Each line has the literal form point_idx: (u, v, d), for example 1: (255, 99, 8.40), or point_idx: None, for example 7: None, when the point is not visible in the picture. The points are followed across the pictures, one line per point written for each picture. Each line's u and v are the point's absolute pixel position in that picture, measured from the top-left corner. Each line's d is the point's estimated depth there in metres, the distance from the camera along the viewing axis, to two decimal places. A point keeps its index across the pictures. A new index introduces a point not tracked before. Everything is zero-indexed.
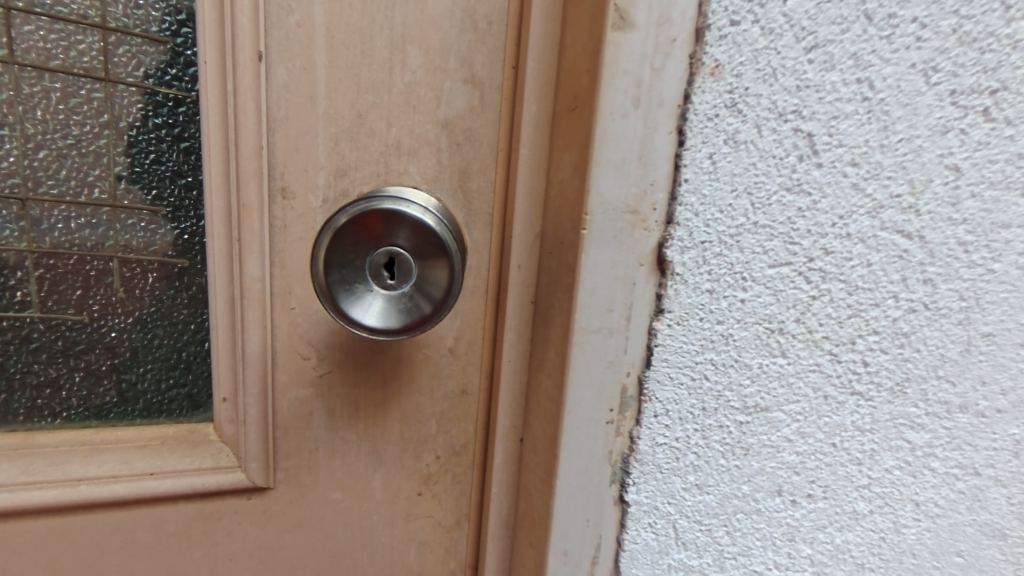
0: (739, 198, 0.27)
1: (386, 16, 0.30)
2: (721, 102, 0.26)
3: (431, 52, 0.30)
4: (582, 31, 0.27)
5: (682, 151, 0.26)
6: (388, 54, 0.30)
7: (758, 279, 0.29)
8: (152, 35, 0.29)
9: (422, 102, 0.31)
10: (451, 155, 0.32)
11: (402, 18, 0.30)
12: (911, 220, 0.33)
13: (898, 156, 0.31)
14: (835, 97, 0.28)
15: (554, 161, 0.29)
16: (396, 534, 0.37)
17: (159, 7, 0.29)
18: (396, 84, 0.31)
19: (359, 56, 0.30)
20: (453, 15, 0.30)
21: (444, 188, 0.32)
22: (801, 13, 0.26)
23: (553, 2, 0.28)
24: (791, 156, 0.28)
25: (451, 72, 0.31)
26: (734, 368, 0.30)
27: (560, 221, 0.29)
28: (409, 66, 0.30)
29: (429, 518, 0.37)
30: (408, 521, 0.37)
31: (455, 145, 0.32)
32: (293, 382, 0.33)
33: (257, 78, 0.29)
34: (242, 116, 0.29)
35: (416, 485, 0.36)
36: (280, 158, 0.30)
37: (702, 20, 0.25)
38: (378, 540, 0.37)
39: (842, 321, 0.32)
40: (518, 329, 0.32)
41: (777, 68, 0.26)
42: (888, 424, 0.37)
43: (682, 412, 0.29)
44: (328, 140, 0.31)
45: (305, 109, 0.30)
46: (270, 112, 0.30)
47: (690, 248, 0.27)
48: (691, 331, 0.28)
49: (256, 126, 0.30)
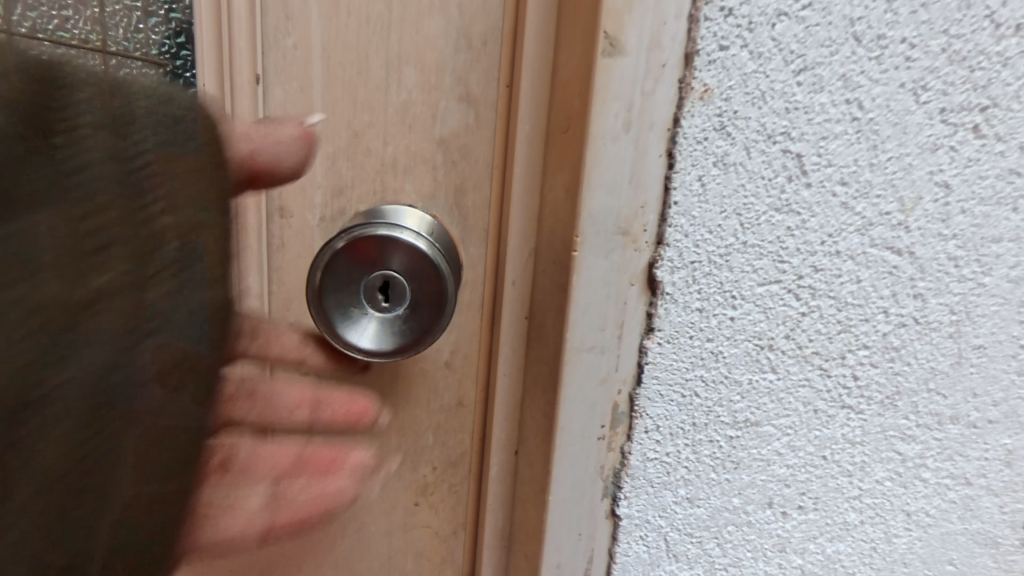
0: (729, 218, 0.28)
1: (381, 37, 0.30)
2: (710, 126, 0.26)
3: (426, 72, 0.31)
4: (574, 54, 0.27)
5: (672, 173, 0.27)
6: (384, 73, 0.31)
7: (748, 297, 0.29)
8: (151, 58, 0.29)
9: (417, 120, 0.32)
10: (446, 172, 0.32)
11: (398, 39, 0.30)
12: (901, 236, 0.33)
13: (888, 174, 0.31)
14: (824, 118, 0.29)
15: (547, 181, 0.30)
16: (394, 544, 0.38)
17: (159, 30, 0.29)
18: (391, 102, 0.31)
19: (355, 75, 0.31)
20: (448, 35, 0.31)
21: (440, 205, 0.33)
22: (789, 37, 0.27)
23: (547, 23, 0.29)
24: (780, 176, 0.28)
25: (446, 90, 0.31)
26: (724, 384, 0.30)
27: (553, 241, 0.29)
28: (404, 85, 0.31)
29: (426, 528, 0.38)
30: (405, 531, 0.37)
31: (451, 162, 0.32)
32: (291, 395, 0.34)
33: (255, 98, 0.30)
34: None
35: (413, 495, 0.37)
36: None
37: (692, 44, 0.26)
38: (376, 550, 0.38)
39: (831, 336, 0.33)
40: (512, 344, 0.33)
41: (766, 91, 0.27)
42: (879, 437, 0.37)
43: (673, 427, 0.30)
44: (324, 159, 0.31)
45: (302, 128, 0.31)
46: None
47: (680, 268, 0.28)
48: (681, 349, 0.29)
49: None
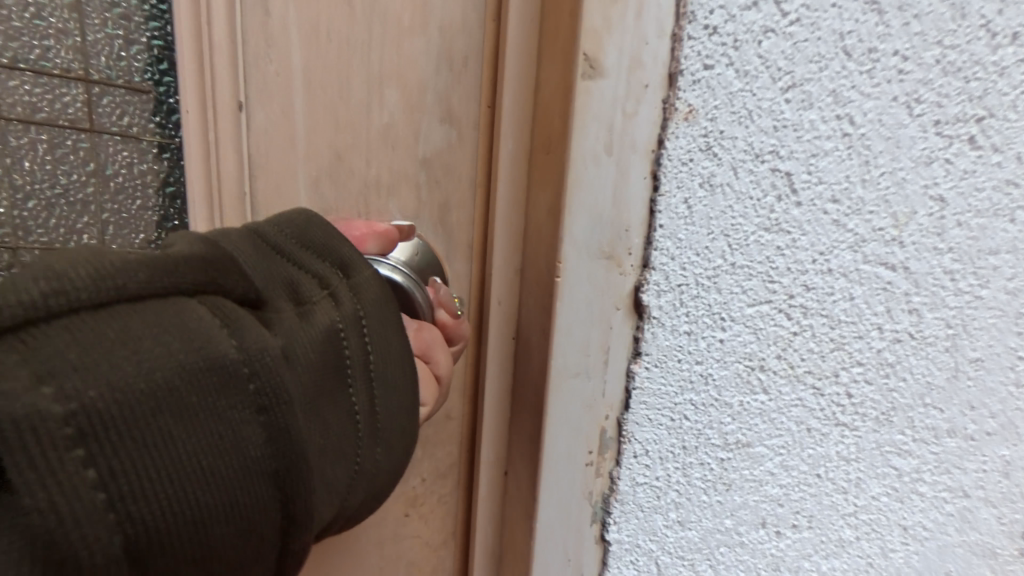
0: (717, 240, 0.27)
1: (363, 57, 0.29)
2: (696, 146, 0.26)
3: (409, 91, 0.30)
4: (555, 74, 0.26)
5: (657, 196, 0.26)
6: (366, 93, 0.30)
7: (738, 318, 0.29)
8: (135, 86, 0.29)
9: (400, 140, 0.31)
10: (430, 191, 0.32)
11: (380, 58, 0.29)
12: (895, 252, 0.32)
13: (880, 190, 0.31)
14: (814, 135, 0.28)
15: (530, 201, 0.29)
16: (383, 556, 0.37)
17: (142, 57, 0.29)
18: (375, 122, 0.30)
19: (337, 97, 0.30)
20: (430, 54, 0.30)
21: (424, 223, 0.32)
22: (777, 54, 0.26)
23: (527, 41, 0.28)
24: (769, 196, 0.28)
25: (429, 109, 0.31)
26: (715, 407, 0.30)
27: (537, 263, 0.29)
28: (387, 105, 0.30)
29: (416, 538, 0.37)
30: (394, 542, 0.37)
31: (435, 180, 0.32)
32: None
33: (238, 123, 0.29)
34: (224, 161, 0.29)
35: (402, 506, 0.36)
36: (261, 200, 0.30)
37: (675, 64, 0.25)
38: (365, 562, 0.37)
39: (824, 354, 0.32)
40: (498, 365, 0.32)
41: (753, 110, 0.26)
42: (875, 453, 0.36)
43: (662, 451, 0.29)
44: (309, 182, 0.31)
45: (286, 151, 0.30)
46: (251, 156, 0.30)
47: (667, 291, 0.27)
48: (669, 373, 0.28)
49: (238, 170, 0.30)
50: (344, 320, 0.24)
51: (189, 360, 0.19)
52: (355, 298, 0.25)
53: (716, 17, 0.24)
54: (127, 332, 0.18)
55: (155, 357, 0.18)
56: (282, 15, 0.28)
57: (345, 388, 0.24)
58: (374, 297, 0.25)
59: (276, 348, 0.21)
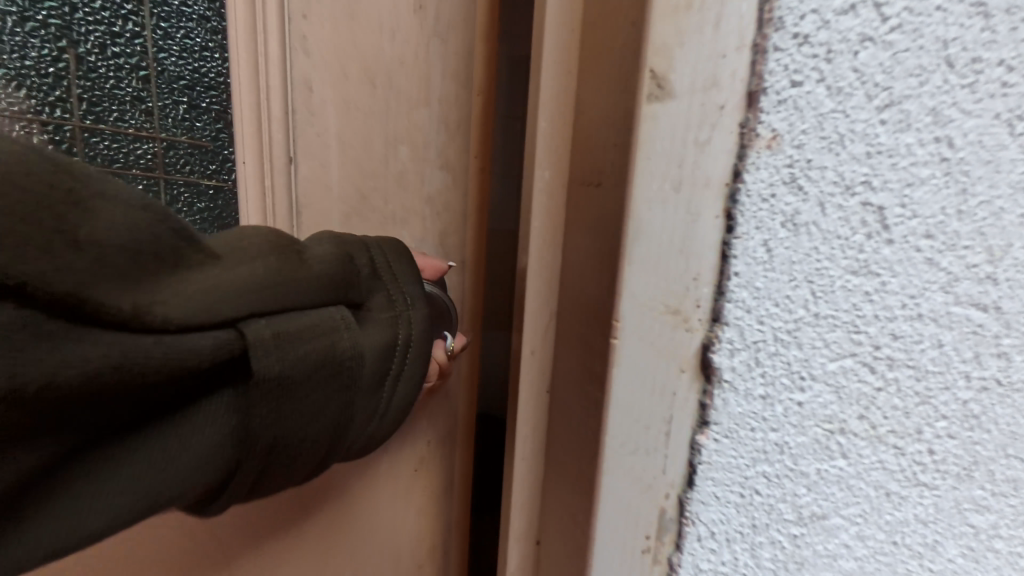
0: (799, 288, 0.22)
1: (381, 122, 0.41)
2: (779, 180, 0.21)
3: (416, 147, 0.42)
4: (608, 97, 0.23)
5: (731, 239, 0.22)
6: (385, 150, 0.41)
7: (818, 376, 0.25)
8: (195, 140, 0.40)
9: (409, 183, 0.42)
10: (432, 218, 0.43)
11: (393, 123, 0.41)
12: (989, 290, 0.26)
13: (978, 222, 0.25)
14: (909, 162, 0.24)
15: (573, 241, 0.25)
16: (398, 504, 0.49)
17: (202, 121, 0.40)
18: (390, 169, 0.42)
19: (362, 151, 0.41)
20: (431, 123, 0.42)
21: (429, 245, 0.44)
22: (874, 68, 0.22)
23: (567, 56, 0.25)
24: (857, 235, 0.24)
25: (430, 160, 0.42)
26: (789, 477, 0.25)
27: (586, 319, 0.25)
28: (399, 157, 0.41)
29: (423, 488, 0.50)
30: (405, 493, 0.49)
31: (437, 213, 0.43)
32: None
33: (289, 175, 0.40)
34: (276, 201, 0.41)
35: (413, 465, 0.49)
36: (304, 229, 0.41)
37: (755, 81, 0.21)
38: (383, 510, 0.49)
39: (908, 411, 0.28)
40: (532, 417, 0.29)
41: (845, 134, 0.23)
42: (953, 513, 0.31)
43: (730, 532, 0.25)
44: (340, 217, 0.42)
45: (324, 194, 0.41)
46: (300, 199, 0.41)
47: (742, 350, 0.23)
48: (740, 444, 0.24)
49: (287, 208, 0.41)
50: (401, 334, 0.33)
51: (318, 344, 0.28)
52: (415, 312, 0.34)
53: (808, 23, 0.19)
54: (285, 322, 0.27)
55: (302, 345, 0.28)
56: (319, 94, 0.39)
57: (382, 388, 0.33)
58: (424, 311, 0.34)
59: (363, 345, 0.31)
